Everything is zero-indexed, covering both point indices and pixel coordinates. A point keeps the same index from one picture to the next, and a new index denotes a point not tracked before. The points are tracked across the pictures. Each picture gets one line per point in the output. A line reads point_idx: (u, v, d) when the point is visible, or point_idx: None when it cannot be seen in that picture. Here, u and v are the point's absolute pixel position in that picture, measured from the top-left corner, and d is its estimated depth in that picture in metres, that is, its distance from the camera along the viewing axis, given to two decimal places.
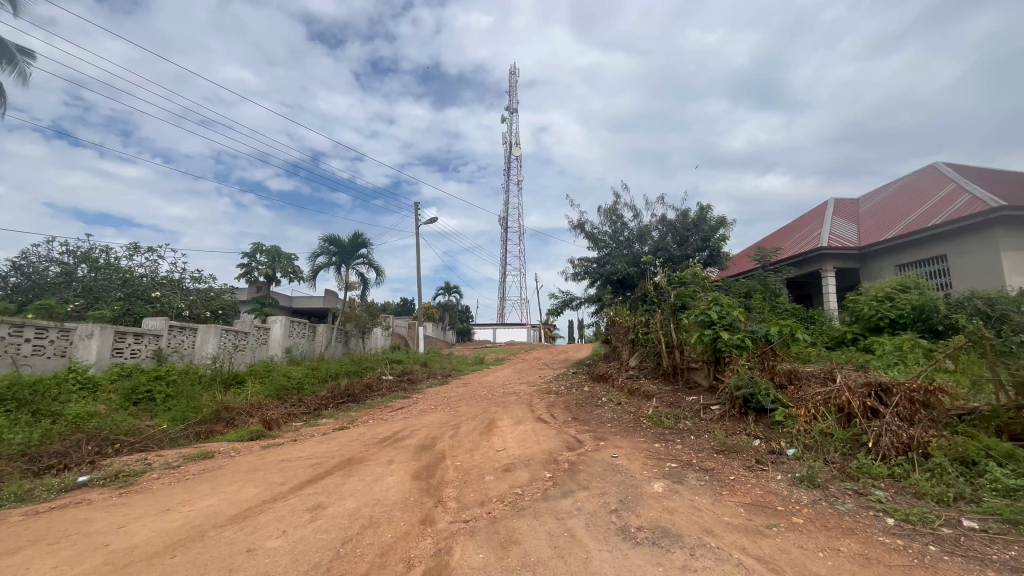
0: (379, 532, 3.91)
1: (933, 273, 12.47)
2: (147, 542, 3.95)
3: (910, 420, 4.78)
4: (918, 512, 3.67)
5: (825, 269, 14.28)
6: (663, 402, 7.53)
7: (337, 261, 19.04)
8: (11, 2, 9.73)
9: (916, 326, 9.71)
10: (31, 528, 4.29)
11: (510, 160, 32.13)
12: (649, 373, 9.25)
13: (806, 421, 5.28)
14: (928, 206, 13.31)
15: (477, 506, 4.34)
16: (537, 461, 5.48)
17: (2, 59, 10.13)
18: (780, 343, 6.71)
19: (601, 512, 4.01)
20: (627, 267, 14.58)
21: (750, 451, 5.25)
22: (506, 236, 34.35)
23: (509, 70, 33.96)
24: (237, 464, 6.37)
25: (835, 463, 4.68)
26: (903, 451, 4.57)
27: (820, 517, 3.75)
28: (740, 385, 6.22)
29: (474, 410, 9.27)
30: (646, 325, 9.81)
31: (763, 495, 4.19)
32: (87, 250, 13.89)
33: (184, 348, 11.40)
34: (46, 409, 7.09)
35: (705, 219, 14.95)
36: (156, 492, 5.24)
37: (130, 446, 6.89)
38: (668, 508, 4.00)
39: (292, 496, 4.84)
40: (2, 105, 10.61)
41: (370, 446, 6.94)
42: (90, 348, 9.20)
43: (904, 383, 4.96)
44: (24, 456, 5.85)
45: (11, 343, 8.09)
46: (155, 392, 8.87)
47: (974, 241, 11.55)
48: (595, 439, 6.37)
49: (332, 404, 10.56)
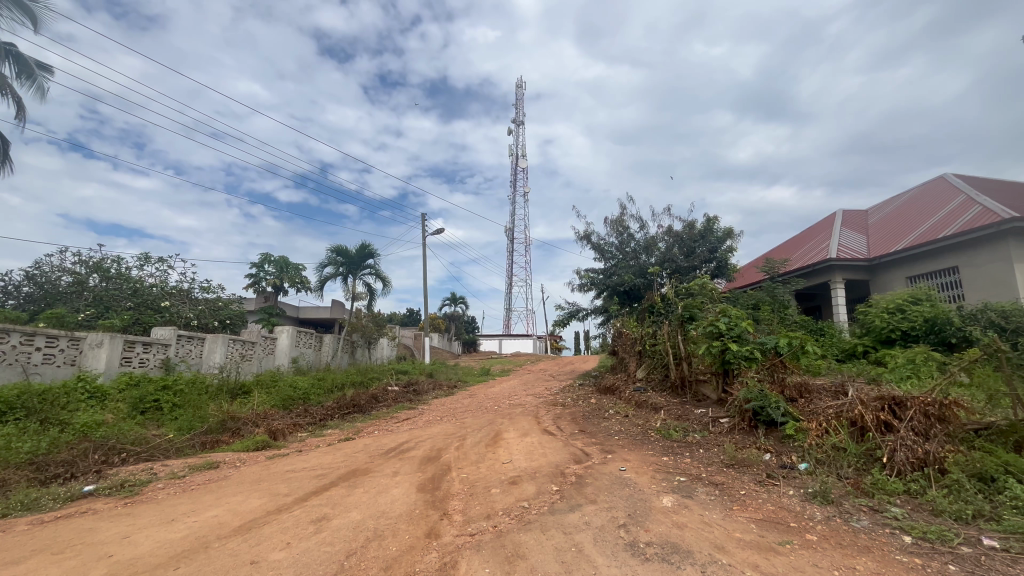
0: (384, 545, 3.86)
1: (945, 285, 12.32)
2: (153, 552, 3.93)
3: (926, 435, 4.68)
4: (936, 530, 3.58)
5: (834, 281, 14.14)
6: (671, 415, 7.43)
7: (344, 271, 19.13)
8: (33, 19, 10.00)
9: (929, 339, 9.55)
10: (36, 538, 4.29)
11: (517, 172, 32.41)
12: (656, 385, 9.15)
13: (818, 435, 5.20)
14: (938, 217, 13.20)
15: (483, 519, 4.28)
16: (544, 474, 5.41)
17: (22, 74, 10.36)
18: (790, 355, 6.63)
19: (609, 526, 3.95)
20: (633, 278, 14.52)
21: (760, 465, 5.16)
22: (512, 247, 34.47)
23: (516, 83, 34.33)
24: (242, 474, 6.35)
25: (849, 479, 4.58)
26: (919, 467, 4.46)
27: (834, 534, 3.66)
28: (750, 398, 6.13)
29: (480, 422, 9.19)
30: (653, 337, 9.73)
31: (775, 511, 4.10)
32: (99, 260, 14.05)
33: (191, 358, 11.43)
34: (55, 418, 7.11)
35: (712, 230, 14.90)
36: (160, 502, 5.22)
37: (136, 456, 6.89)
38: (677, 523, 3.93)
39: (296, 508, 4.80)
40: (21, 118, 10.83)
41: (375, 457, 6.89)
42: (99, 357, 9.24)
43: (919, 397, 4.87)
44: (32, 464, 5.87)
45: (22, 352, 8.15)
46: (162, 401, 8.90)
47: (988, 252, 11.39)
48: (602, 452, 6.29)
49: (337, 415, 10.53)
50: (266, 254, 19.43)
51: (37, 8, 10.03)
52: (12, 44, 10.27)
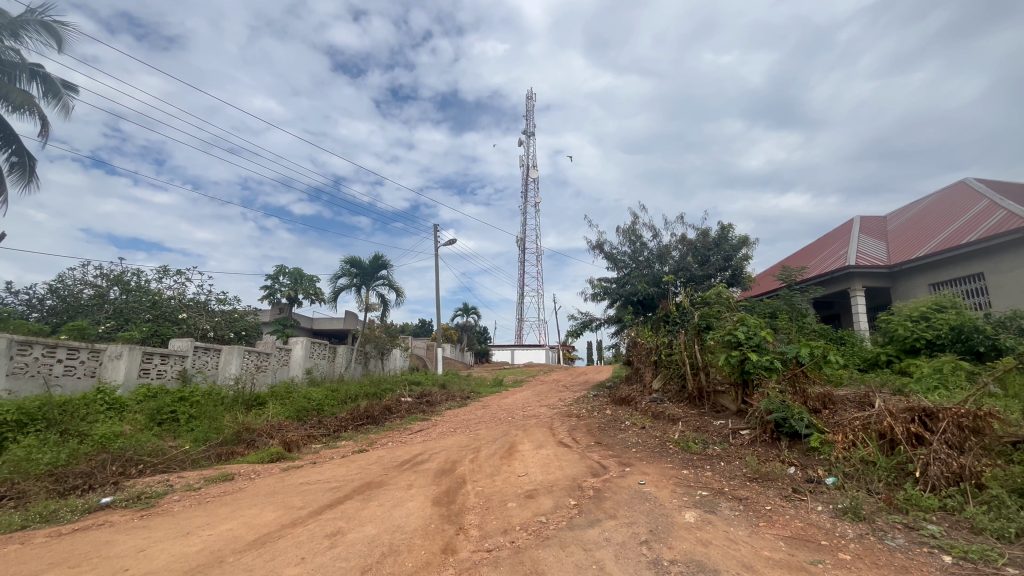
0: (399, 561, 3.78)
1: (971, 290, 12.00)
2: (168, 567, 3.89)
3: (960, 448, 4.51)
4: (979, 549, 3.40)
5: (854, 288, 13.82)
6: (689, 426, 7.26)
7: (358, 282, 19.23)
8: (59, 40, 10.31)
9: (955, 347, 9.28)
10: (54, 550, 4.28)
11: (528, 182, 32.30)
12: (673, 397, 8.95)
13: (844, 447, 5.04)
14: (960, 223, 12.91)
15: (499, 535, 4.19)
16: (561, 488, 5.30)
17: (49, 94, 10.65)
18: (811, 365, 6.46)
19: (631, 543, 3.83)
20: (647, 287, 14.36)
21: (785, 479, 4.99)
22: (523, 257, 34.43)
23: (527, 95, 34.07)
24: (257, 487, 6.30)
25: (880, 494, 4.41)
26: (954, 481, 4.28)
27: (869, 553, 3.50)
28: (771, 409, 5.94)
29: (495, 434, 9.08)
30: (669, 347, 9.54)
31: (804, 528, 3.96)
32: (119, 273, 14.31)
33: (208, 369, 11.52)
34: (74, 430, 7.15)
35: (726, 238, 14.74)
36: (176, 515, 5.21)
37: (153, 467, 6.94)
38: (702, 540, 3.80)
39: (311, 522, 4.75)
40: (45, 135, 11.07)
41: (389, 470, 6.84)
42: (118, 368, 9.37)
43: (951, 408, 4.69)
44: (51, 475, 5.90)
45: (44, 364, 8.28)
46: (179, 412, 8.99)
47: (1015, 257, 11.07)
48: (620, 464, 6.17)
49: (351, 426, 10.52)
50: (281, 266, 19.71)
51: (63, 29, 10.34)
52: (40, 65, 10.62)
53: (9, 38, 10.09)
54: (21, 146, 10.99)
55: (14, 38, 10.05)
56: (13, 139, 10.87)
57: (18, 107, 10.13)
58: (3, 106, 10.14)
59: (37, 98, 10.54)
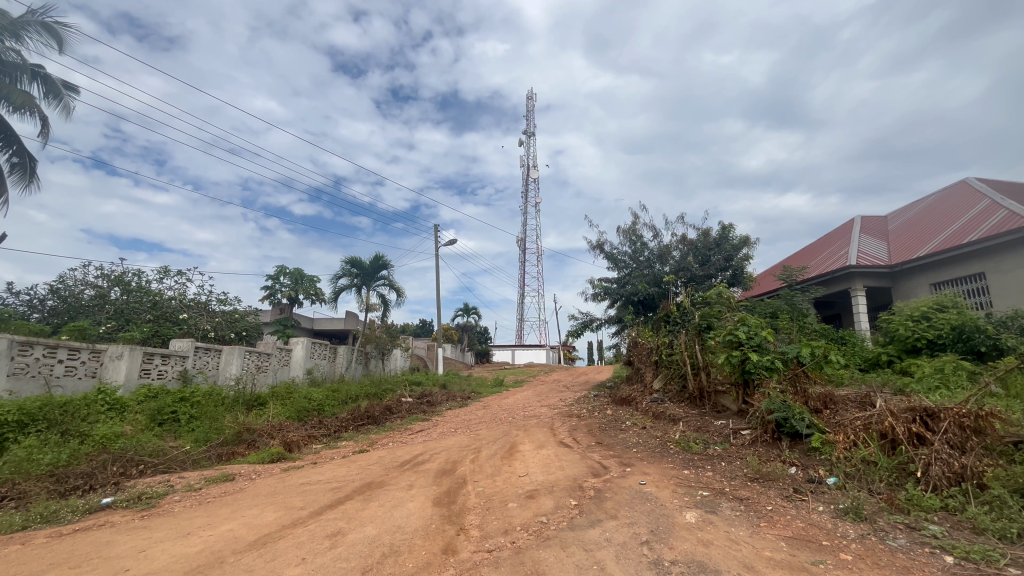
0: (400, 562, 3.78)
1: (972, 290, 11.99)
2: (168, 567, 3.89)
3: (961, 448, 4.50)
4: (980, 549, 3.39)
5: (854, 288, 13.81)
6: (690, 427, 7.26)
7: (358, 282, 19.23)
8: (59, 41, 10.32)
9: (956, 346, 9.27)
10: (54, 551, 4.28)
11: (528, 182, 32.27)
12: (674, 396, 8.95)
13: (845, 448, 5.03)
14: (961, 223, 12.89)
15: (500, 535, 4.18)
16: (562, 488, 5.29)
17: (49, 95, 10.65)
18: (812, 365, 6.46)
19: (632, 543, 3.82)
20: (647, 287, 14.35)
21: (786, 479, 4.98)
22: (523, 257, 34.44)
23: (527, 95, 34.04)
24: (258, 487, 6.31)
25: (881, 494, 4.40)
26: (955, 481, 4.28)
27: (871, 554, 3.49)
28: (772, 409, 5.93)
29: (496, 434, 9.07)
30: (670, 347, 9.54)
31: (805, 528, 3.95)
32: (120, 274, 14.32)
33: (208, 370, 11.53)
34: (75, 430, 7.15)
35: (727, 238, 14.72)
36: (177, 515, 5.22)
37: (153, 467, 6.94)
38: (703, 540, 3.79)
39: (311, 522, 4.74)
40: (45, 136, 11.07)
41: (390, 470, 6.83)
42: (119, 369, 9.38)
43: (952, 408, 4.68)
44: (52, 476, 5.90)
45: (45, 364, 8.28)
46: (179, 412, 8.99)
47: (1016, 257, 11.05)
48: (621, 465, 6.16)
49: (352, 426, 10.53)
50: (282, 266, 19.73)
51: (64, 30, 10.35)
52: (40, 66, 10.63)
53: (9, 39, 10.09)
54: (22, 146, 10.99)
55: (14, 39, 10.05)
56: (13, 140, 10.87)
57: (19, 108, 10.13)
58: (4, 106, 10.14)
59: (38, 99, 10.54)
